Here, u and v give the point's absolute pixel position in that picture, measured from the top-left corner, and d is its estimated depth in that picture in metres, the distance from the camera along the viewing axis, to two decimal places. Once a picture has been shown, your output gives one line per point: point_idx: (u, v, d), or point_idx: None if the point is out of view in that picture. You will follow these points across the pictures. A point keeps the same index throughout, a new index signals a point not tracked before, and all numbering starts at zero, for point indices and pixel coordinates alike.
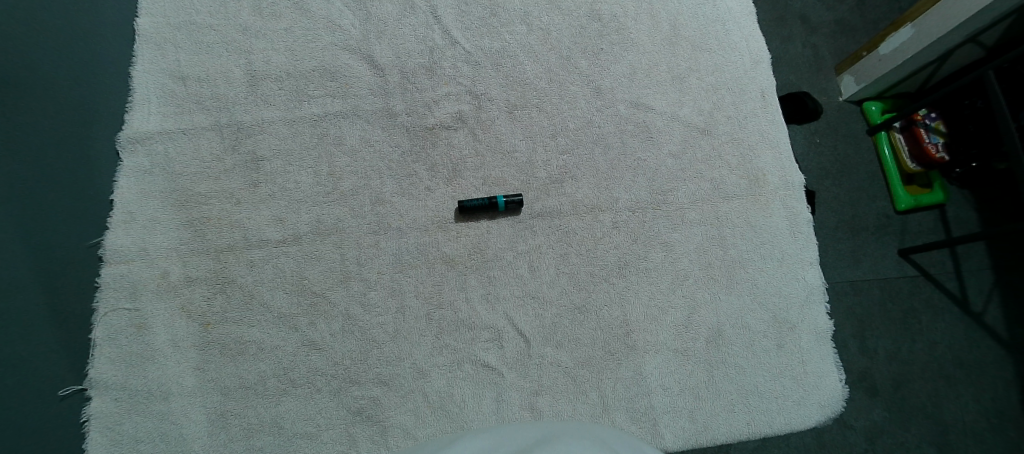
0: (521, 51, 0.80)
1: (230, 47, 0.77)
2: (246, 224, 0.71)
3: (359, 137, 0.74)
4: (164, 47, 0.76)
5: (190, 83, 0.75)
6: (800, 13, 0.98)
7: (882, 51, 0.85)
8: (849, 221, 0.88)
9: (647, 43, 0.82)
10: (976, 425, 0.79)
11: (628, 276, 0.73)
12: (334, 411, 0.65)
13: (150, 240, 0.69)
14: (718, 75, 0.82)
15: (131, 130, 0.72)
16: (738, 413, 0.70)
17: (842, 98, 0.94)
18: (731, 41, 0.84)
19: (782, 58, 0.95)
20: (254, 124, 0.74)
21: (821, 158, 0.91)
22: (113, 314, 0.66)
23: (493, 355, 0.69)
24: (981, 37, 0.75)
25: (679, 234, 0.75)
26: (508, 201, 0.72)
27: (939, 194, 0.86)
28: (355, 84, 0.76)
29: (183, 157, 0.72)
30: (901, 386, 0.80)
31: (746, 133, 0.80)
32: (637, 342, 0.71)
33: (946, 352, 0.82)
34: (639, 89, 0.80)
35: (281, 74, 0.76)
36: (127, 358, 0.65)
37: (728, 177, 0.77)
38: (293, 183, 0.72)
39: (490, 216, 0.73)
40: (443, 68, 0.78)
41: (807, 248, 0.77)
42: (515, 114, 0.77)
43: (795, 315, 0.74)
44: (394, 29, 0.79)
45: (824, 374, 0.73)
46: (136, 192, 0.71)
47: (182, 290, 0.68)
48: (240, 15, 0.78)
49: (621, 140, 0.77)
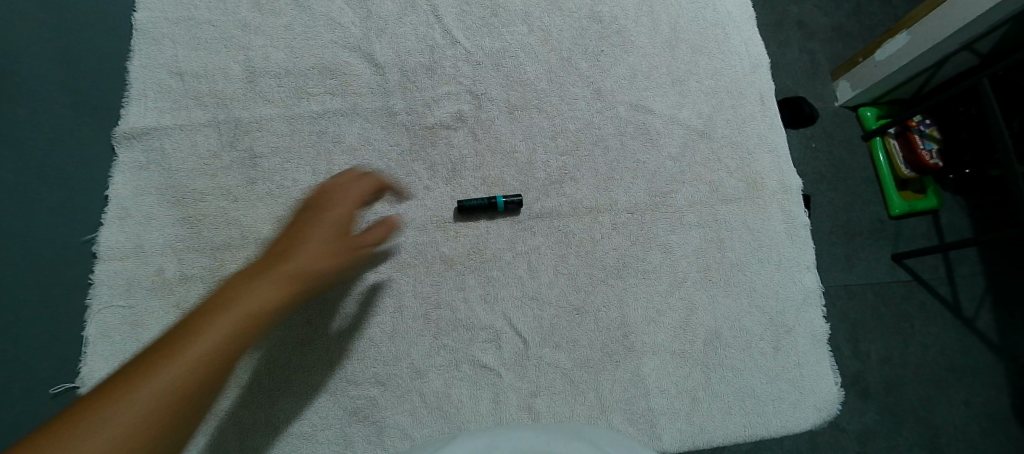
0: (522, 52, 0.79)
1: (228, 43, 0.76)
2: (242, 221, 0.70)
3: (358, 135, 0.74)
4: (160, 42, 0.75)
5: (188, 79, 0.75)
6: (798, 19, 0.98)
7: (877, 58, 0.86)
8: (844, 225, 0.89)
9: (648, 46, 0.82)
10: (967, 428, 0.80)
11: (627, 277, 0.73)
12: (331, 411, 0.65)
13: (144, 238, 0.68)
14: (717, 79, 0.82)
15: (127, 126, 0.72)
16: (735, 416, 0.70)
17: (838, 103, 0.95)
18: (731, 46, 0.84)
19: (780, 63, 0.96)
20: (252, 121, 0.74)
21: (817, 162, 0.92)
22: (107, 311, 0.66)
23: (491, 356, 0.68)
24: (977, 45, 0.76)
25: (678, 236, 0.75)
26: (507, 201, 0.71)
27: (933, 199, 0.87)
28: (355, 82, 0.76)
29: (179, 153, 0.72)
30: (895, 390, 0.81)
31: (744, 137, 0.80)
32: (636, 344, 0.71)
33: (939, 356, 0.83)
34: (640, 91, 0.80)
35: (280, 70, 0.76)
36: (120, 356, 0.65)
37: (726, 180, 0.78)
38: (290, 182, 0.72)
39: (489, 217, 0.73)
40: (444, 67, 0.78)
41: (804, 253, 0.77)
42: (515, 115, 0.77)
43: (791, 318, 0.74)
44: (395, 27, 0.78)
45: (820, 377, 0.73)
46: (132, 188, 0.70)
47: (176, 288, 0.67)
48: (239, 11, 0.77)
49: (621, 142, 0.78)
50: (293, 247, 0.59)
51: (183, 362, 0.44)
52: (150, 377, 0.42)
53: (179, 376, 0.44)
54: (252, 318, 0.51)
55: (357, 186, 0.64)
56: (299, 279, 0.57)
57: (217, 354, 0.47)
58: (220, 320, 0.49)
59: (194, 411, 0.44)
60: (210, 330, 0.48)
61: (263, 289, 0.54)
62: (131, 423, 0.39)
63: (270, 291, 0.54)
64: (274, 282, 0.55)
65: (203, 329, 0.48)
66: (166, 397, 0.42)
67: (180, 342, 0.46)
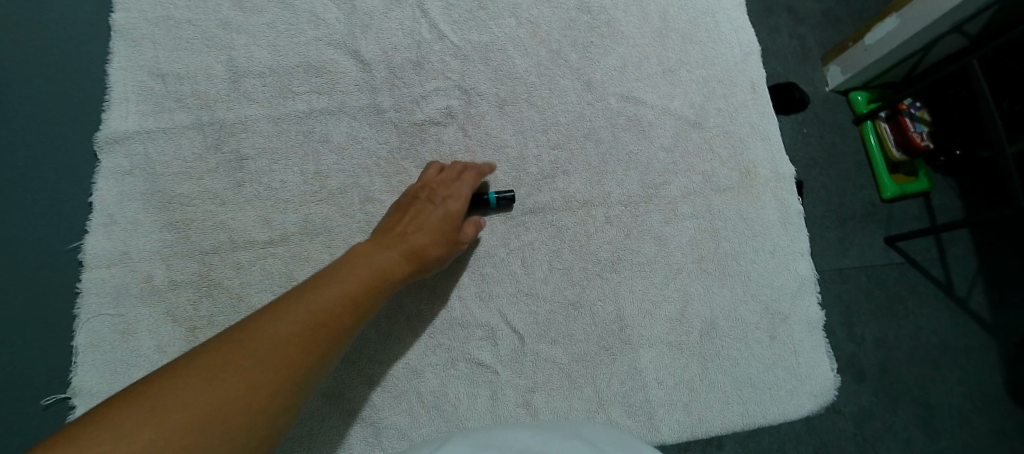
0: (511, 45, 0.78)
1: (210, 43, 0.74)
2: (230, 225, 0.69)
3: (346, 134, 0.73)
4: (140, 44, 0.73)
5: (170, 81, 0.73)
6: (788, 4, 0.98)
7: (867, 42, 0.85)
8: (837, 211, 0.89)
9: (637, 36, 0.81)
10: (960, 408, 0.81)
11: (621, 271, 0.72)
12: (327, 414, 0.64)
13: (130, 244, 0.67)
14: (708, 67, 0.82)
15: (108, 131, 0.70)
16: (732, 405, 0.70)
17: (829, 88, 0.95)
18: (721, 34, 0.84)
19: (770, 49, 0.96)
20: (238, 122, 0.72)
21: (809, 148, 0.92)
22: (95, 320, 0.65)
23: (487, 353, 0.68)
24: (966, 27, 0.75)
25: (672, 228, 0.75)
26: (498, 197, 0.70)
27: (924, 182, 0.87)
28: (341, 80, 0.74)
29: (164, 157, 0.70)
30: (889, 373, 0.82)
31: (736, 126, 0.80)
32: (632, 337, 0.71)
33: (933, 338, 0.84)
34: (630, 82, 0.79)
35: (265, 70, 0.74)
36: (110, 365, 0.64)
37: (718, 169, 0.77)
38: (278, 183, 0.71)
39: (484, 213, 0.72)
40: (431, 63, 0.76)
41: (798, 240, 0.77)
42: (505, 109, 0.76)
43: (786, 306, 0.74)
44: (381, 23, 0.77)
45: (816, 364, 0.74)
46: (116, 194, 0.69)
47: (166, 294, 0.66)
48: (219, 9, 0.75)
49: (613, 134, 0.77)
50: (410, 228, 0.62)
51: (299, 327, 0.47)
52: (270, 335, 0.46)
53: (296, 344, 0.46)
54: (362, 295, 0.53)
55: (465, 180, 0.67)
56: (407, 262, 0.59)
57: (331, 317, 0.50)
58: (336, 289, 0.52)
59: (304, 378, 0.46)
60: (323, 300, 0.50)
61: (377, 267, 0.56)
62: (247, 379, 0.42)
63: (382, 269, 0.56)
64: (390, 258, 0.57)
65: (317, 296, 0.50)
66: (280, 359, 0.44)
67: (299, 307, 0.49)
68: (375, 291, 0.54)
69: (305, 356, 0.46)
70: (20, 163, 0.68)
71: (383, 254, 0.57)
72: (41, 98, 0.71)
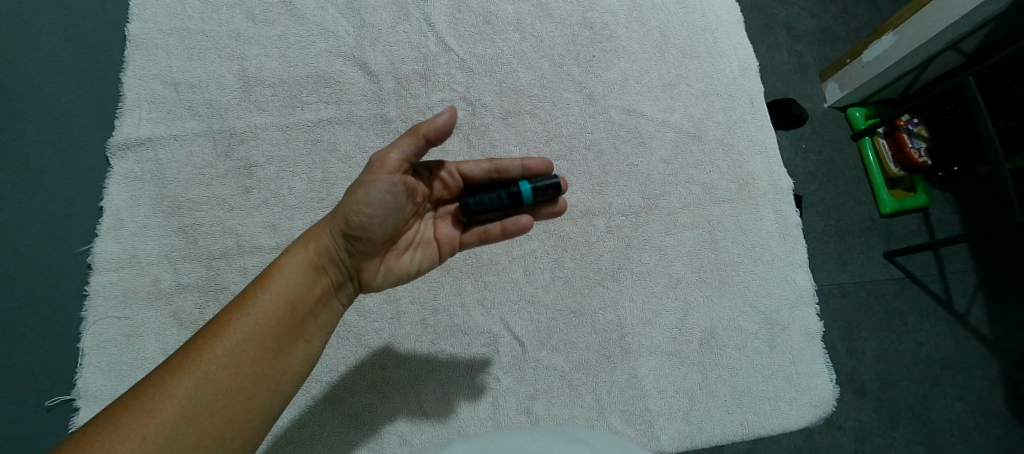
0: (514, 58, 0.80)
1: (224, 53, 0.77)
2: (237, 230, 0.70)
3: (353, 143, 0.75)
4: (155, 53, 0.76)
5: (182, 89, 0.75)
6: (785, 22, 1.00)
7: (864, 59, 0.87)
8: (836, 224, 0.90)
9: (638, 51, 0.83)
10: (962, 423, 0.81)
11: (622, 280, 0.73)
12: (329, 419, 0.64)
13: (139, 248, 0.68)
14: (708, 81, 0.84)
15: (121, 137, 0.72)
16: (732, 414, 0.71)
17: (827, 104, 0.97)
18: (721, 49, 0.86)
19: (768, 65, 0.98)
20: (247, 130, 0.74)
21: (808, 163, 0.93)
22: (102, 322, 0.66)
23: (489, 360, 0.69)
24: (962, 45, 0.77)
25: (672, 238, 0.76)
26: (535, 190, 0.54)
27: (923, 197, 0.89)
28: (349, 90, 0.76)
29: (175, 163, 0.72)
30: (890, 387, 0.82)
31: (735, 139, 0.81)
32: (632, 345, 0.71)
33: (932, 352, 0.84)
34: (631, 96, 0.81)
35: (275, 80, 0.76)
36: (117, 367, 0.64)
37: (718, 181, 0.79)
38: (285, 190, 0.72)
39: (494, 205, 0.54)
40: (437, 75, 0.78)
41: (796, 251, 0.78)
42: (508, 120, 0.78)
43: (785, 316, 0.75)
44: (388, 36, 0.79)
45: (815, 374, 0.74)
46: (126, 199, 0.70)
47: (173, 298, 0.67)
48: (233, 21, 0.78)
49: (613, 146, 0.78)
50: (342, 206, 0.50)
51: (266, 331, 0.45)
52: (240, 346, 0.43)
53: (173, 420, 0.38)
54: (277, 308, 0.46)
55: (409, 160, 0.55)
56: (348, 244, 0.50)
57: (287, 306, 0.47)
58: (289, 284, 0.47)
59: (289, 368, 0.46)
60: (229, 330, 0.43)
61: (279, 283, 0.47)
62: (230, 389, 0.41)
63: (289, 285, 0.47)
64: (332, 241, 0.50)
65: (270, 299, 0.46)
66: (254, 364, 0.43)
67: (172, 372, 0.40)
68: (283, 315, 0.46)
69: (220, 395, 0.41)
70: (32, 166, 0.69)
71: (287, 260, 0.48)
72: (54, 101, 0.72)
